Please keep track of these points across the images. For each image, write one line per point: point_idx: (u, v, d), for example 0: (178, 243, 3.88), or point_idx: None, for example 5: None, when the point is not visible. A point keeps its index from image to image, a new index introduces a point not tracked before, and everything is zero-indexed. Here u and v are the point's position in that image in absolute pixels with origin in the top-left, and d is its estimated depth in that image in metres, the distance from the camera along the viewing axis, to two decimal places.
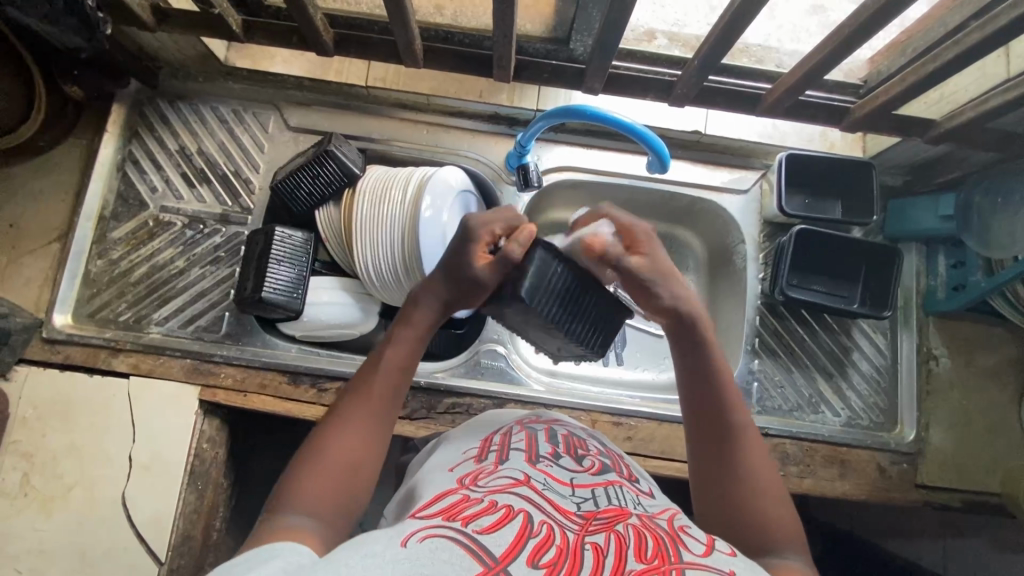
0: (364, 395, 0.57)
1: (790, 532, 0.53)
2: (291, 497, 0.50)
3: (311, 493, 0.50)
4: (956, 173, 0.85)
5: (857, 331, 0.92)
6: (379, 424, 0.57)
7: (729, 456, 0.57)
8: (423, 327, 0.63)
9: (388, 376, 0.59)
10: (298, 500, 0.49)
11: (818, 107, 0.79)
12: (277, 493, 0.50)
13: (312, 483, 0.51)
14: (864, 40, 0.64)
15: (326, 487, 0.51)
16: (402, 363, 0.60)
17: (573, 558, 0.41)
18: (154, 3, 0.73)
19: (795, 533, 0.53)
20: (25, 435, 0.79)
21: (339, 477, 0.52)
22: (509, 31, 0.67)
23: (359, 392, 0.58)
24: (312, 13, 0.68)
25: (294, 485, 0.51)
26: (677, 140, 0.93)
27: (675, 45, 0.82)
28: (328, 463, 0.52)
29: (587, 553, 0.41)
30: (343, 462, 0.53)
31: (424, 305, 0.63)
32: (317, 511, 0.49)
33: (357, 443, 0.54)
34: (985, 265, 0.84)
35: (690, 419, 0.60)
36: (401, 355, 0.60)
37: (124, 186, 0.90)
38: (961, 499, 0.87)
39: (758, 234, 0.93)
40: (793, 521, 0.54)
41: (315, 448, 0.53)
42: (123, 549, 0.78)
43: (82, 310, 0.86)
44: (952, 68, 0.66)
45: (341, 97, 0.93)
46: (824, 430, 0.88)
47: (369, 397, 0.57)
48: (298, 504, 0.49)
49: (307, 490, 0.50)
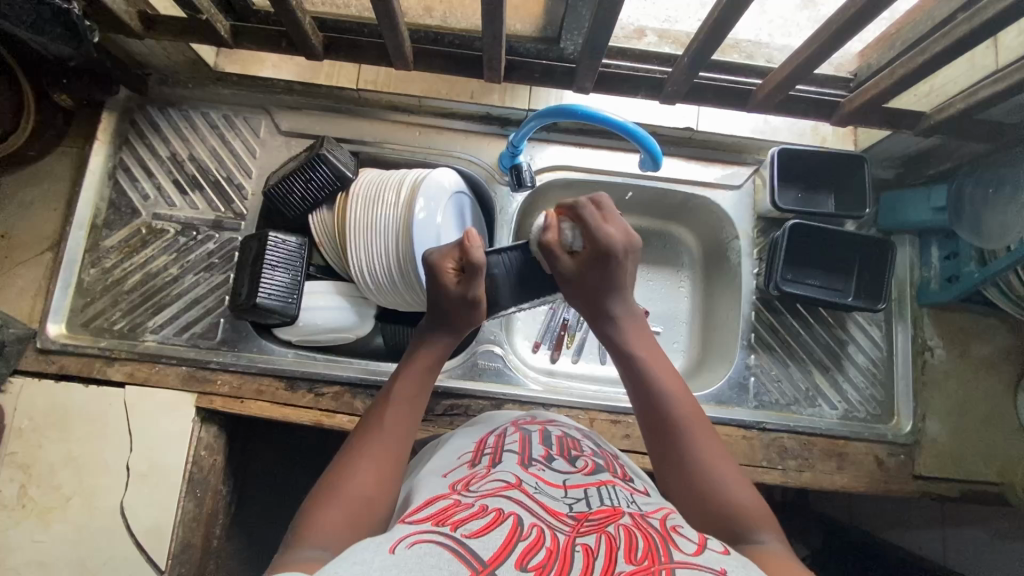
0: (374, 429, 0.59)
1: (750, 506, 0.53)
2: (308, 530, 0.49)
3: (330, 521, 0.49)
4: (947, 165, 0.86)
5: (852, 323, 0.93)
6: (396, 452, 0.57)
7: (678, 438, 0.58)
8: (430, 362, 0.66)
9: (400, 406, 0.61)
10: (315, 532, 0.49)
11: (809, 102, 0.79)
12: (296, 529, 0.50)
13: (330, 513, 0.50)
14: (850, 37, 0.64)
15: (345, 515, 0.50)
16: (413, 393, 0.63)
17: (562, 560, 0.41)
18: (141, 10, 0.73)
19: (757, 507, 0.53)
20: (21, 446, 0.79)
21: (357, 504, 0.51)
22: (499, 31, 0.67)
23: (370, 427, 0.59)
24: (301, 18, 0.68)
25: (310, 518, 0.50)
26: (668, 137, 0.93)
27: (665, 42, 0.82)
28: (345, 491, 0.52)
29: (578, 554, 0.41)
30: (360, 488, 0.52)
31: (429, 343, 0.67)
32: (338, 540, 0.48)
33: (374, 472, 0.54)
34: (979, 255, 0.83)
35: (645, 418, 0.62)
36: (411, 388, 0.63)
37: (115, 194, 0.89)
38: (958, 489, 0.88)
39: (752, 229, 0.94)
40: (750, 491, 0.55)
41: (333, 480, 0.53)
42: (124, 558, 0.78)
43: (76, 319, 0.86)
44: (939, 61, 0.66)
45: (332, 100, 0.93)
46: (822, 423, 0.88)
47: (379, 431, 0.58)
48: (317, 534, 0.48)
49: (324, 520, 0.49)
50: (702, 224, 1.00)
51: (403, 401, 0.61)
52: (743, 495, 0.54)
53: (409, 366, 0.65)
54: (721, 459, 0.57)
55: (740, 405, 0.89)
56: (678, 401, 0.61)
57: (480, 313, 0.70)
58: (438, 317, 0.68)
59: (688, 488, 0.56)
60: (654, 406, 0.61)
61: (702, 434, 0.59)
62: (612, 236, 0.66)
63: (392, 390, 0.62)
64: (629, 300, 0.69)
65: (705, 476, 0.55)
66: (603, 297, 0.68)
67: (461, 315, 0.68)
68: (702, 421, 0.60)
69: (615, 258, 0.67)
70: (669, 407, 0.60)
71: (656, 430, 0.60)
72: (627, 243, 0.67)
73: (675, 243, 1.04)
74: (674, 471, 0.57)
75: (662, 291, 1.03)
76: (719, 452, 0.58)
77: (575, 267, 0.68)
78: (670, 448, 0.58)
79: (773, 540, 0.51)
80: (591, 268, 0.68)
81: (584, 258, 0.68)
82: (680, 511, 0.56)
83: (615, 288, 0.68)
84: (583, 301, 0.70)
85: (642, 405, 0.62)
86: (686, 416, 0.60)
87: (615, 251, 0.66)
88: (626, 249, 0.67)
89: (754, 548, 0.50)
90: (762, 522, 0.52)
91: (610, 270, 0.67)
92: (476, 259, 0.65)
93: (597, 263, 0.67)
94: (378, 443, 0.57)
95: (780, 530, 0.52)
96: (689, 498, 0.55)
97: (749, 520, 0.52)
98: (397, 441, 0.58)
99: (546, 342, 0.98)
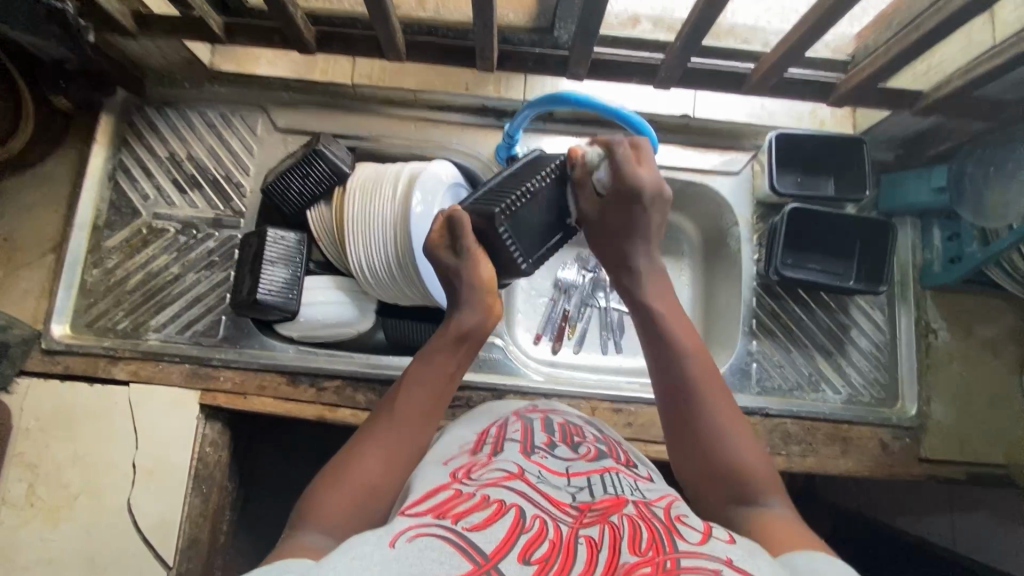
0: (388, 414, 0.57)
1: (766, 479, 0.53)
2: (314, 513, 0.49)
3: (328, 509, 0.50)
4: (948, 144, 0.84)
5: (854, 307, 0.92)
6: (416, 432, 0.57)
7: (691, 399, 0.57)
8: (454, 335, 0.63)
9: (422, 385, 0.59)
10: (320, 515, 0.49)
11: (805, 84, 0.79)
12: (301, 509, 0.51)
13: (332, 499, 0.50)
14: (844, 15, 0.64)
15: (349, 500, 0.50)
16: (436, 372, 0.61)
17: (566, 554, 0.41)
18: (135, 10, 0.74)
19: (772, 480, 0.53)
20: (28, 446, 0.80)
21: (364, 488, 0.51)
22: (489, 20, 0.67)
23: (385, 411, 0.58)
24: (293, 11, 0.68)
25: (316, 501, 0.50)
26: (664, 124, 0.93)
27: (660, 28, 0.82)
28: (349, 477, 0.52)
29: (581, 548, 0.41)
30: (363, 474, 0.52)
31: (465, 311, 0.65)
32: (344, 524, 0.49)
33: (380, 458, 0.54)
34: (981, 235, 0.82)
35: (661, 388, 0.59)
36: (428, 371, 0.61)
37: (116, 195, 0.90)
38: (964, 472, 0.87)
39: (751, 216, 0.93)
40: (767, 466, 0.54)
41: (341, 464, 0.53)
42: (132, 555, 0.78)
43: (80, 320, 0.87)
44: (935, 36, 0.65)
45: (328, 96, 0.93)
46: (825, 407, 0.88)
47: (392, 417, 0.57)
48: (320, 518, 0.49)
49: (325, 509, 0.50)
50: (701, 212, 0.99)
51: (425, 377, 0.60)
52: (760, 470, 0.53)
53: (439, 342, 0.63)
54: (733, 419, 0.56)
55: (742, 392, 0.89)
56: (697, 365, 0.59)
57: (489, 271, 0.67)
58: (454, 294, 0.66)
59: (708, 466, 0.54)
60: (671, 370, 0.59)
61: (718, 393, 0.57)
62: (639, 175, 0.66)
63: (411, 373, 0.61)
64: (656, 253, 0.68)
65: (724, 452, 0.54)
66: (626, 241, 0.68)
67: (464, 280, 0.66)
68: (718, 381, 0.58)
69: (640, 203, 0.66)
70: (686, 370, 0.58)
71: (671, 397, 0.58)
72: (654, 193, 0.66)
73: (675, 232, 1.03)
74: (691, 448, 0.56)
75: None
76: (735, 422, 0.56)
77: (593, 205, 0.70)
78: (687, 421, 0.56)
79: (782, 507, 0.51)
80: (610, 213, 0.68)
81: (609, 199, 0.68)
82: (686, 474, 0.56)
83: (639, 234, 0.67)
84: (605, 246, 0.70)
85: (656, 363, 0.60)
86: (703, 382, 0.58)
87: (643, 193, 0.66)
88: (654, 200, 0.66)
89: (757, 513, 0.50)
90: (769, 487, 0.52)
91: (637, 215, 0.67)
92: (457, 214, 0.66)
93: (621, 208, 0.67)
94: (393, 422, 0.57)
95: (788, 495, 0.52)
96: (708, 477, 0.54)
97: (754, 484, 0.52)
98: (418, 422, 0.58)
99: (547, 334, 0.98)
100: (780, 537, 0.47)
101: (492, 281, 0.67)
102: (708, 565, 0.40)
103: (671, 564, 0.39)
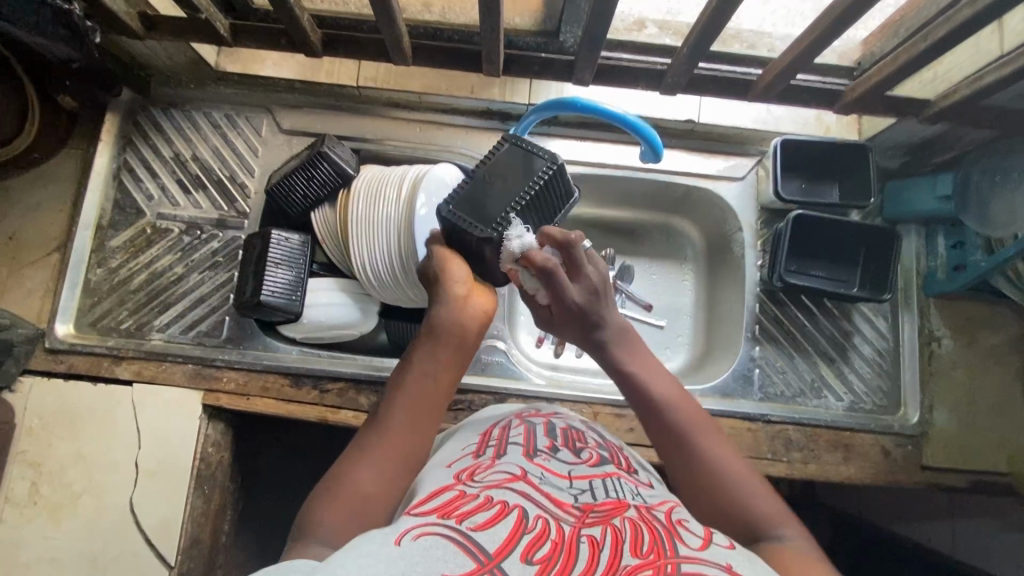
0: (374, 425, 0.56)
1: (778, 513, 0.52)
2: (306, 528, 0.49)
3: (320, 524, 0.48)
4: (954, 152, 0.85)
5: (858, 315, 0.92)
6: (410, 434, 0.55)
7: (666, 424, 0.58)
8: (432, 333, 0.61)
9: (403, 386, 0.58)
10: (320, 527, 0.48)
11: (812, 91, 0.79)
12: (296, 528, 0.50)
13: (323, 513, 0.49)
14: (850, 25, 0.64)
15: (339, 513, 0.49)
16: (414, 372, 0.59)
17: (567, 553, 0.41)
18: (142, 11, 0.74)
19: (784, 513, 0.52)
20: (32, 445, 0.80)
21: (353, 498, 0.50)
22: (496, 25, 0.67)
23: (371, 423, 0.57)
24: (298, 14, 0.68)
25: (309, 516, 0.49)
26: (669, 129, 0.93)
27: (666, 32, 0.81)
28: (338, 491, 0.51)
29: (583, 547, 0.41)
30: (351, 487, 0.51)
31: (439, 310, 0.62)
32: (335, 536, 0.48)
33: (367, 468, 0.52)
34: (986, 244, 0.82)
35: (661, 447, 0.58)
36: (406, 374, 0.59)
37: (120, 194, 0.90)
38: (966, 480, 0.87)
39: (755, 221, 0.93)
40: (778, 502, 0.53)
41: (330, 480, 0.52)
42: (133, 555, 0.78)
43: (84, 319, 0.87)
44: (943, 46, 0.65)
45: (333, 98, 0.93)
46: (827, 414, 0.88)
47: (377, 427, 0.56)
48: (314, 531, 0.48)
49: (317, 523, 0.49)
50: (706, 217, 0.99)
51: (404, 380, 0.58)
52: (770, 504, 0.52)
53: (422, 340, 0.61)
54: (732, 460, 0.56)
55: (744, 397, 0.89)
56: (686, 411, 0.59)
57: (461, 267, 0.65)
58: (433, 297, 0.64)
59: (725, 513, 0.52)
60: (664, 430, 0.58)
61: (688, 411, 0.59)
62: (570, 293, 0.63)
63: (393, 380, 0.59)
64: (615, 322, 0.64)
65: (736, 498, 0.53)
66: (587, 331, 0.64)
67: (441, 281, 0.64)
68: (707, 428, 0.58)
69: (586, 309, 0.63)
70: (674, 419, 0.58)
71: (669, 452, 0.58)
72: (591, 293, 0.63)
73: (680, 236, 1.03)
74: (701, 505, 0.54)
75: (665, 284, 1.03)
76: (734, 463, 0.55)
77: (545, 311, 0.67)
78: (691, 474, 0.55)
79: (799, 538, 0.50)
80: (560, 318, 0.65)
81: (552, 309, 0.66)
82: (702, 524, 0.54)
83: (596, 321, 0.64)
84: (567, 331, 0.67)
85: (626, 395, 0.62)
86: (693, 425, 0.58)
87: (583, 302, 0.63)
88: (598, 297, 0.63)
89: (774, 544, 0.49)
90: (782, 519, 0.51)
91: (587, 318, 0.63)
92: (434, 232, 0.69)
93: (566, 317, 0.64)
94: (378, 431, 0.55)
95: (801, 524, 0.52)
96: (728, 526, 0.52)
97: (768, 521, 0.51)
98: (404, 426, 0.56)
99: (550, 337, 0.98)
100: (789, 564, 0.46)
101: (467, 273, 0.65)
102: (708, 571, 0.40)
103: (672, 569, 0.39)
